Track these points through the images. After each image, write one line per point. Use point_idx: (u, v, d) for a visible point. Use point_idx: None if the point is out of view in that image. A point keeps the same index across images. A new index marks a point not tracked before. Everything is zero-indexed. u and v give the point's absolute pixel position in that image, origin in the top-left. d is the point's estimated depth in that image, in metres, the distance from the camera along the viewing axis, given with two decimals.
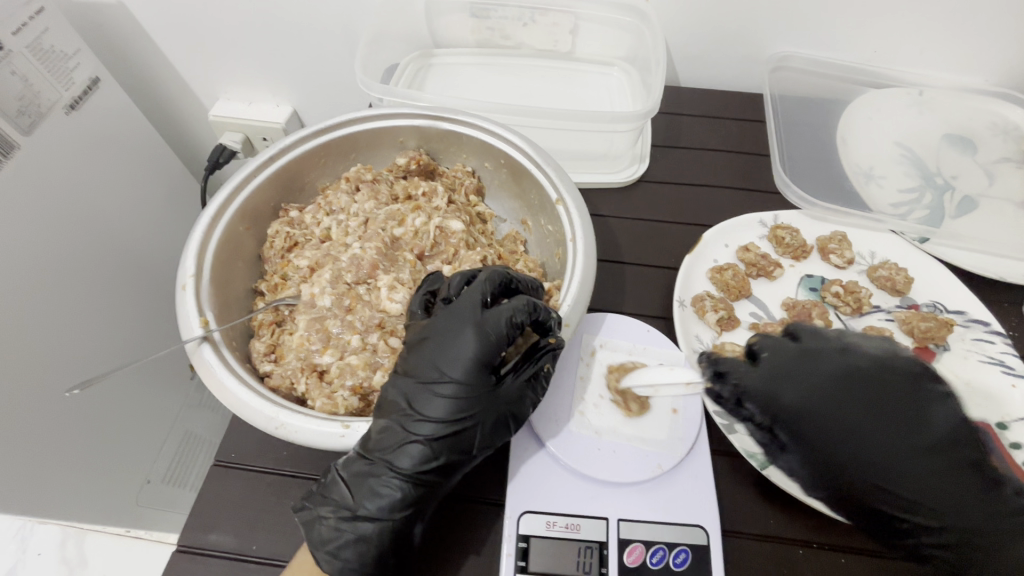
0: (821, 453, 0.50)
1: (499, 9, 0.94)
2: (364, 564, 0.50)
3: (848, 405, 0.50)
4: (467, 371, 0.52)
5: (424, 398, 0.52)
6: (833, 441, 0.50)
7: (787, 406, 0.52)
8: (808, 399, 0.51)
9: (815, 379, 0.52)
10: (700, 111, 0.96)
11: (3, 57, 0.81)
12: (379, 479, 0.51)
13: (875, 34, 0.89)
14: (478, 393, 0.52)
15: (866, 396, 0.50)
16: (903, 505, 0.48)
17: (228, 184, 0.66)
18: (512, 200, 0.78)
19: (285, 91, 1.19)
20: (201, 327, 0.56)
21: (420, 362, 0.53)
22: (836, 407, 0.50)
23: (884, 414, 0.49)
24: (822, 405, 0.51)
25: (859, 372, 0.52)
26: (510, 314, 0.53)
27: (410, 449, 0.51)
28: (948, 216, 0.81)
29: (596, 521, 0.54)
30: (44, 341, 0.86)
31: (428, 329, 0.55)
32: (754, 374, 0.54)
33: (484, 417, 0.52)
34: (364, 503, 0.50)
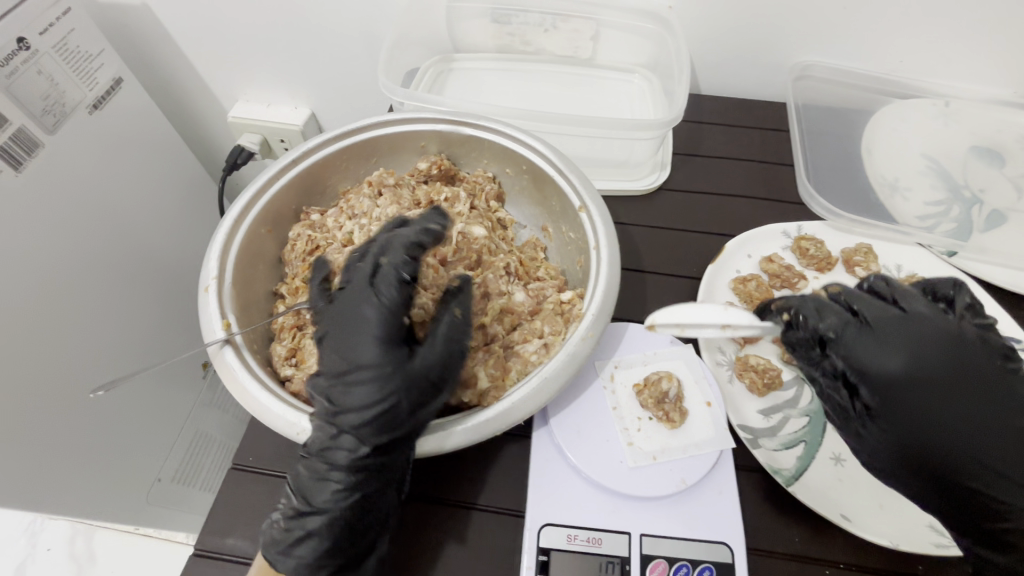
0: (921, 421, 0.52)
1: (521, 14, 0.94)
2: (320, 561, 0.49)
3: (942, 375, 0.52)
4: (374, 346, 0.51)
5: (340, 385, 0.51)
6: (932, 412, 0.52)
7: (887, 369, 0.53)
8: (913, 368, 0.53)
9: (918, 343, 0.54)
10: (722, 119, 0.95)
11: (30, 57, 0.82)
12: (318, 473, 0.50)
13: (902, 44, 0.88)
14: (386, 365, 0.50)
15: (962, 368, 0.53)
16: (995, 486, 0.50)
17: (251, 187, 0.66)
18: (533, 206, 0.77)
19: (303, 94, 1.19)
20: (223, 330, 0.55)
21: (333, 351, 0.52)
22: (931, 375, 0.52)
23: (975, 392, 0.52)
24: (921, 368, 0.53)
25: (958, 343, 0.54)
26: (393, 275, 0.54)
27: (338, 435, 0.50)
28: (976, 229, 0.79)
29: (619, 535, 0.53)
30: (59, 339, 0.86)
31: (330, 320, 0.54)
32: (860, 334, 0.55)
33: (398, 387, 0.50)
34: (312, 498, 0.50)
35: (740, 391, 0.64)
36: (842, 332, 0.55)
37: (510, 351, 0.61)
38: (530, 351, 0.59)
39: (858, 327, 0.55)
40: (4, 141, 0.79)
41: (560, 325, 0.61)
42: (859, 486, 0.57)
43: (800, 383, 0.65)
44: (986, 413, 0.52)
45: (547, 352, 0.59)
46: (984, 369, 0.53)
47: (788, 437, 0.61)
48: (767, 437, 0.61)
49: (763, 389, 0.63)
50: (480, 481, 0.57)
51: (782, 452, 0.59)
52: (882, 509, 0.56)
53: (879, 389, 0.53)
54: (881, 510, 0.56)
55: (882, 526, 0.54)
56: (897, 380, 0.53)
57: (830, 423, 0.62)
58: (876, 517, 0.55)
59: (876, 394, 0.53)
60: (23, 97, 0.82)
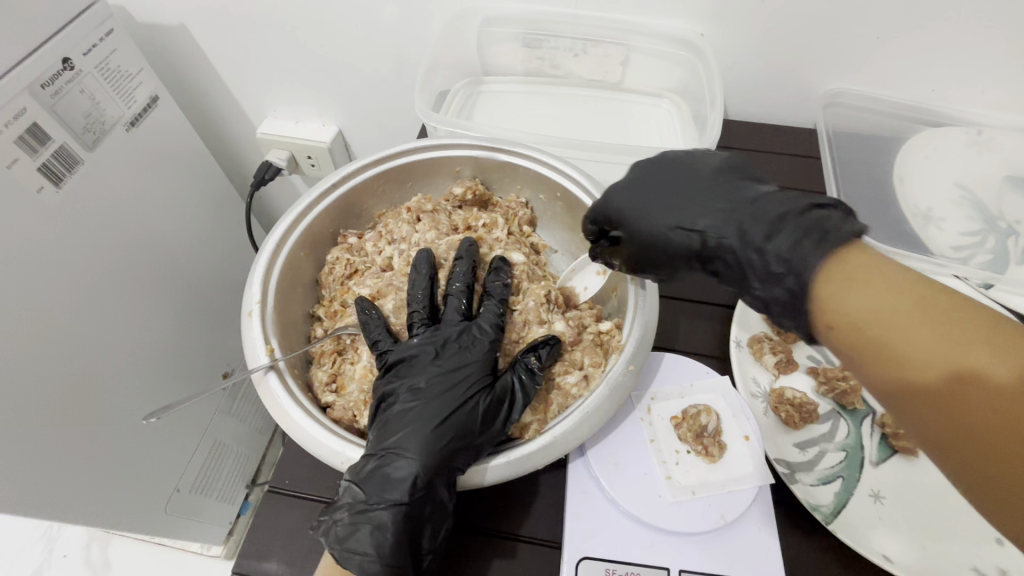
0: (650, 218, 0.55)
1: (552, 39, 0.95)
2: (383, 557, 0.49)
3: (647, 181, 0.57)
4: (469, 359, 0.57)
5: (431, 390, 0.55)
6: (648, 213, 0.55)
7: (613, 194, 0.58)
8: (627, 191, 0.58)
9: (633, 173, 0.59)
10: (751, 145, 0.95)
11: (74, 77, 0.84)
12: (390, 466, 0.51)
13: (935, 74, 0.87)
14: (475, 377, 0.56)
15: (673, 178, 0.56)
16: (749, 250, 0.48)
17: (292, 211, 0.67)
18: (565, 232, 0.78)
19: (332, 112, 1.21)
20: (267, 356, 0.56)
21: (422, 365, 0.57)
22: (640, 185, 0.57)
23: (684, 188, 0.55)
24: (635, 186, 0.58)
25: (672, 159, 0.59)
26: (490, 312, 0.62)
27: (419, 430, 0.52)
28: (1011, 262, 0.79)
29: (657, 571, 0.53)
30: (92, 353, 0.87)
31: (422, 342, 0.59)
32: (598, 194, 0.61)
33: (485, 400, 0.55)
34: (376, 492, 0.50)
35: (776, 424, 0.64)
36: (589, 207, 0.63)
37: (550, 382, 0.60)
38: (570, 383, 0.59)
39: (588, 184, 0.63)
40: (47, 158, 0.81)
41: (599, 356, 0.62)
42: (900, 525, 0.57)
43: (836, 417, 0.65)
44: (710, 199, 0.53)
45: (587, 385, 0.60)
46: (693, 166, 0.57)
47: (826, 472, 0.60)
48: (804, 471, 0.60)
49: (799, 423, 0.63)
50: (516, 510, 0.58)
51: (820, 487, 0.59)
52: (926, 551, 0.55)
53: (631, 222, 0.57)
54: (925, 551, 0.55)
55: (926, 568, 0.53)
56: (622, 206, 0.58)
57: (868, 460, 0.61)
58: (919, 559, 0.54)
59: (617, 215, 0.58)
60: (66, 115, 0.84)
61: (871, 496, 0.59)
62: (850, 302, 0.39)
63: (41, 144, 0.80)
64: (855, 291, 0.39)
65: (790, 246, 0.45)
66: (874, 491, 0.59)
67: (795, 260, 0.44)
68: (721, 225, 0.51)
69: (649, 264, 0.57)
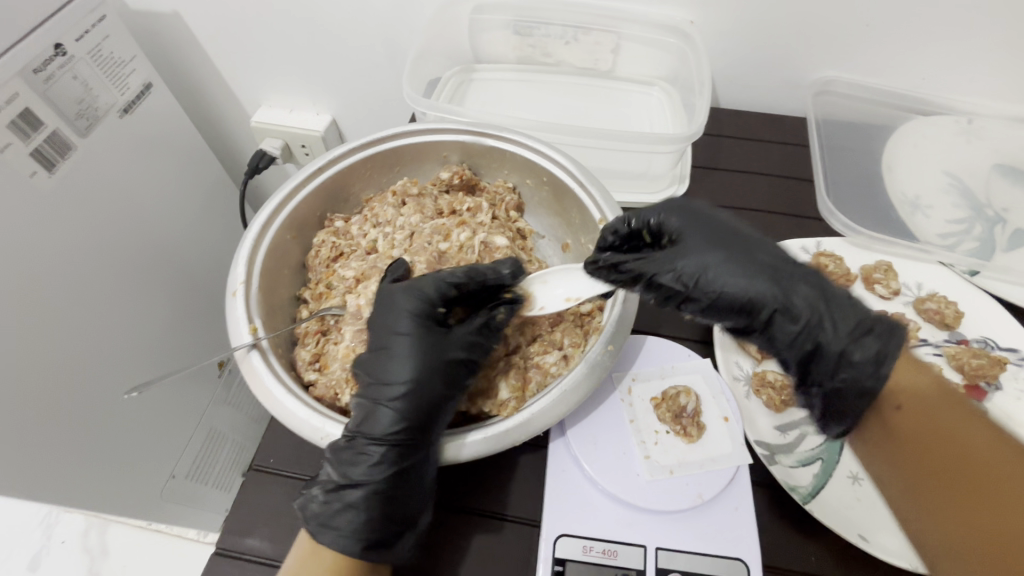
0: (714, 259, 0.54)
1: (542, 26, 0.95)
2: (358, 532, 0.51)
3: (714, 220, 0.58)
4: (414, 321, 0.56)
5: (384, 363, 0.55)
6: (717, 245, 0.55)
7: (681, 223, 0.58)
8: (693, 221, 0.58)
9: (688, 206, 0.60)
10: (741, 133, 0.95)
11: (66, 63, 0.84)
12: (357, 450, 0.52)
13: (926, 61, 0.87)
14: (426, 344, 0.55)
15: (736, 227, 0.58)
16: (813, 314, 0.53)
17: (278, 193, 0.68)
18: (552, 217, 0.79)
19: (326, 101, 1.21)
20: (250, 335, 0.57)
21: (374, 334, 0.57)
22: (707, 220, 0.58)
23: (748, 241, 0.57)
24: (700, 218, 0.58)
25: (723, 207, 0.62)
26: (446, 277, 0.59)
27: (380, 413, 0.53)
28: (998, 248, 0.79)
29: (634, 548, 0.53)
30: (84, 339, 0.88)
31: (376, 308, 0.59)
32: (656, 208, 0.61)
33: (439, 372, 0.54)
34: (348, 474, 0.52)
35: (758, 407, 0.64)
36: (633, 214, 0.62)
37: (530, 362, 0.62)
38: (550, 362, 0.61)
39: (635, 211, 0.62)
40: (39, 144, 0.81)
41: (579, 337, 0.63)
42: (879, 506, 0.57)
43: None
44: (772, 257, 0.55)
45: (567, 364, 0.61)
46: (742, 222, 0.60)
47: (805, 454, 0.61)
48: (784, 453, 0.60)
49: (780, 405, 0.63)
50: (497, 490, 0.58)
51: (799, 469, 0.59)
52: None
53: (689, 251, 0.55)
54: None
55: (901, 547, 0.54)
56: (684, 229, 0.58)
57: None
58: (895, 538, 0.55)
59: (687, 239, 0.56)
60: (58, 100, 0.84)
61: (849, 477, 0.59)
62: (923, 393, 0.50)
63: (33, 129, 0.80)
64: (930, 387, 0.50)
65: (856, 325, 0.52)
66: (854, 473, 0.60)
67: (880, 324, 0.52)
68: (795, 286, 0.53)
69: (700, 290, 0.54)
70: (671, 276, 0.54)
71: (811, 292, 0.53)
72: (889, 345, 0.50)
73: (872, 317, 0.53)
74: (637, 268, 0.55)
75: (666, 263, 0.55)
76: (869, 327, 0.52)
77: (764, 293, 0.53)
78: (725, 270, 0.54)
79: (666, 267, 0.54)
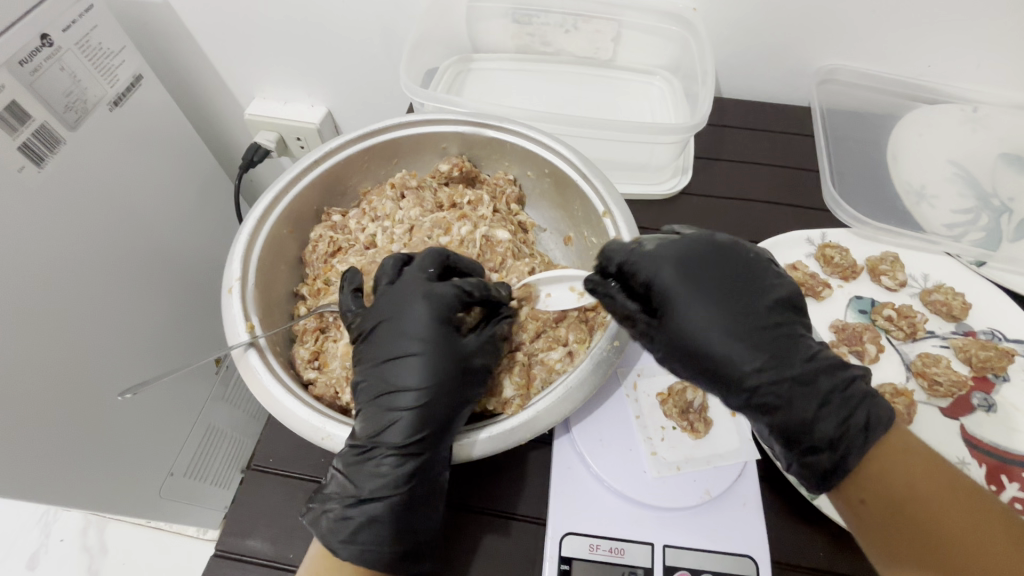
0: (689, 348, 0.51)
1: (541, 15, 0.93)
2: (381, 545, 0.50)
3: (706, 294, 0.51)
4: (433, 329, 0.54)
5: (398, 372, 0.52)
6: (707, 324, 0.50)
7: (669, 292, 0.51)
8: (681, 292, 0.51)
9: (683, 265, 0.52)
10: (743, 123, 0.94)
11: (53, 54, 0.82)
12: (376, 460, 0.51)
13: (932, 48, 0.85)
14: (445, 351, 0.53)
15: (733, 305, 0.51)
16: (772, 417, 0.50)
17: (274, 187, 0.66)
18: (554, 210, 0.78)
19: (322, 92, 1.19)
20: (247, 333, 0.56)
21: (383, 343, 0.54)
22: (699, 290, 0.51)
23: (735, 329, 0.50)
24: (689, 289, 0.51)
25: (733, 255, 0.53)
26: (458, 283, 0.56)
27: (397, 420, 0.51)
28: (1004, 239, 0.78)
29: (641, 546, 0.52)
30: (78, 338, 0.86)
31: (382, 313, 0.55)
32: (647, 263, 0.52)
33: (451, 386, 0.52)
34: (366, 486, 0.51)
35: None
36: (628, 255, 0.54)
37: (534, 358, 0.61)
38: (554, 359, 0.60)
39: (639, 250, 0.53)
40: (27, 137, 0.79)
41: (584, 333, 0.62)
42: None
43: None
44: (756, 353, 0.50)
45: (571, 361, 0.60)
46: (747, 289, 0.52)
47: None
48: None
49: None
50: (502, 488, 0.57)
51: None
52: None
53: (660, 335, 0.52)
54: None
55: None
56: (669, 300, 0.51)
57: None
58: None
59: (668, 317, 0.51)
60: (46, 92, 0.82)
61: None
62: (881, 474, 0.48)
63: (20, 122, 0.78)
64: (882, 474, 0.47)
65: (812, 442, 0.49)
66: None
67: (837, 447, 0.49)
68: (764, 389, 0.50)
69: (669, 366, 0.54)
70: (643, 347, 0.54)
71: (779, 398, 0.49)
72: (850, 457, 0.48)
73: (832, 443, 0.49)
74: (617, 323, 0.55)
75: (638, 333, 0.54)
76: (819, 450, 0.49)
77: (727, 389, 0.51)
78: (694, 360, 0.51)
79: (638, 337, 0.54)
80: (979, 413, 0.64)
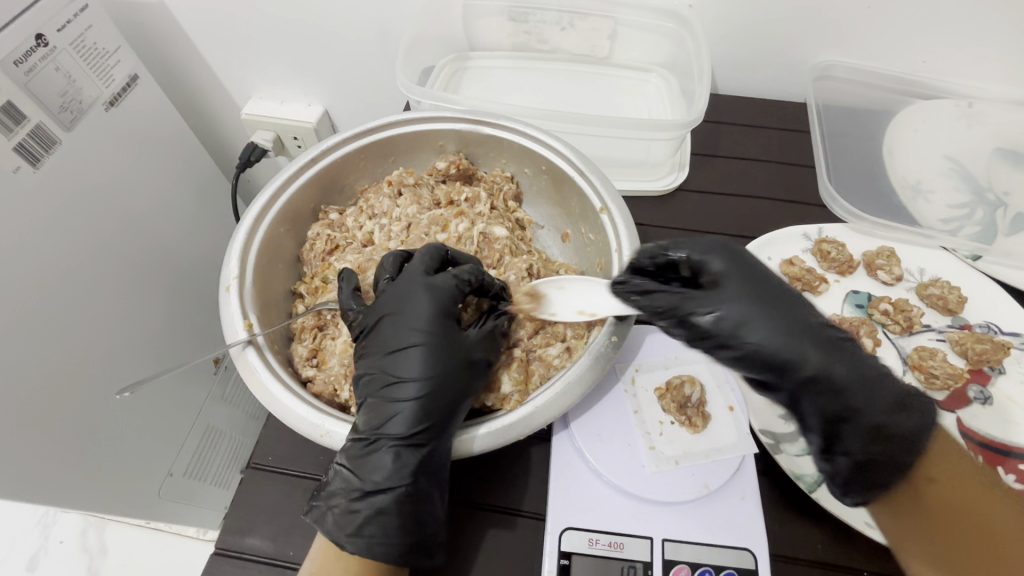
0: (765, 315, 0.50)
1: (537, 12, 0.93)
2: (388, 539, 0.50)
3: (758, 268, 0.53)
4: (434, 320, 0.54)
5: (400, 363, 0.53)
6: (770, 290, 0.51)
7: (727, 267, 0.53)
8: (738, 268, 0.53)
9: (729, 246, 0.55)
10: (740, 120, 0.94)
11: (49, 55, 0.82)
12: (380, 452, 0.51)
13: (927, 44, 0.86)
14: (446, 344, 0.54)
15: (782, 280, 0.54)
16: (848, 387, 0.49)
17: (272, 185, 0.66)
18: (551, 207, 0.78)
19: (318, 92, 1.19)
20: (245, 331, 0.56)
21: (385, 336, 0.55)
22: (752, 266, 0.53)
23: (795, 300, 0.52)
24: (745, 265, 0.53)
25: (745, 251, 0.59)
26: (458, 274, 0.57)
27: (400, 411, 0.51)
28: (1000, 233, 0.79)
29: (640, 541, 0.53)
30: (75, 338, 0.86)
31: (384, 306, 0.56)
32: (698, 244, 0.55)
33: (453, 376, 0.53)
34: (371, 479, 0.51)
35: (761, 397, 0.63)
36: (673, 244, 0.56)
37: (532, 354, 0.61)
38: (552, 355, 0.60)
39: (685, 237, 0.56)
40: (22, 137, 0.79)
41: (582, 329, 0.62)
42: None
43: None
44: (818, 321, 0.51)
45: (569, 356, 0.60)
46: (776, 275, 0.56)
47: None
48: (789, 442, 0.59)
49: None
50: (501, 484, 0.57)
51: (805, 457, 0.58)
52: None
53: (731, 304, 0.51)
54: None
55: None
56: (728, 274, 0.52)
57: None
58: None
59: (732, 287, 0.51)
60: (41, 92, 0.81)
61: None
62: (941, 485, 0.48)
63: (14, 122, 0.78)
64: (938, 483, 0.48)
65: (886, 407, 0.50)
66: None
67: (904, 406, 0.50)
68: (835, 354, 0.50)
69: (740, 344, 0.50)
70: (713, 324, 0.50)
71: (847, 362, 0.50)
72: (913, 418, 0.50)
73: (899, 403, 0.50)
74: (674, 304, 0.52)
75: (705, 307, 0.51)
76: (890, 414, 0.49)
77: (805, 358, 0.49)
78: (767, 326, 0.50)
79: (707, 312, 0.51)
80: (975, 405, 0.64)
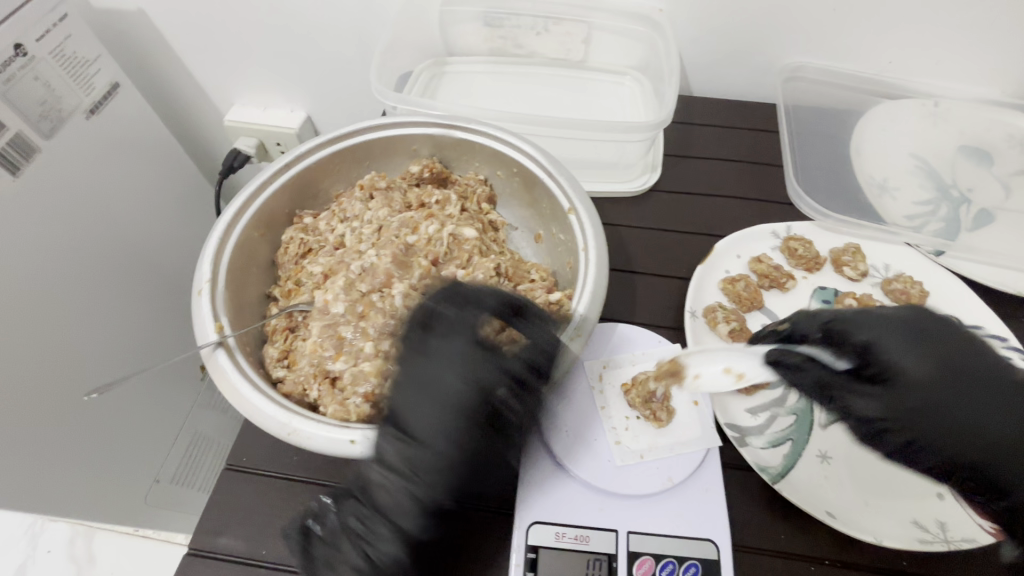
0: (934, 410, 0.50)
1: (511, 18, 0.95)
2: None
3: (940, 353, 0.51)
4: (407, 375, 0.52)
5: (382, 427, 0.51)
6: (934, 380, 0.50)
7: (898, 356, 0.51)
8: (912, 358, 0.51)
9: (895, 323, 0.52)
10: (712, 120, 0.96)
11: (28, 63, 0.82)
12: (375, 524, 0.50)
13: (892, 44, 0.88)
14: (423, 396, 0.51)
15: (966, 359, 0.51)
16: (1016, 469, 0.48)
17: (246, 191, 0.67)
18: (524, 208, 0.79)
19: (300, 98, 1.20)
20: (216, 333, 0.57)
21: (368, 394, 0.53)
22: (928, 351, 0.51)
23: (969, 382, 0.50)
24: (924, 351, 0.51)
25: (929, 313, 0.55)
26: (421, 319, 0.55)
27: (389, 483, 0.50)
28: (963, 229, 0.80)
29: (605, 533, 0.54)
30: (56, 344, 0.86)
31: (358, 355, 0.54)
32: (860, 325, 0.53)
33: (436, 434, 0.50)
34: (375, 552, 0.49)
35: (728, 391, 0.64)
36: (839, 320, 0.55)
37: None
38: None
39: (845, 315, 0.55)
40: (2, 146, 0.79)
41: None
42: (847, 484, 0.58)
43: None
44: (988, 401, 0.49)
45: None
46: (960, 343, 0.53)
47: (775, 435, 0.61)
48: (754, 435, 0.61)
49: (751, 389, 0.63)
50: None
51: (769, 450, 0.59)
52: (867, 507, 0.56)
53: (892, 397, 0.51)
54: (866, 507, 0.56)
55: (866, 523, 0.55)
56: (897, 364, 0.51)
57: (816, 421, 0.62)
58: (861, 514, 0.56)
59: (900, 381, 0.51)
60: (20, 101, 0.82)
61: (818, 457, 0.59)
62: None
63: None
64: None
65: None
66: (823, 451, 0.60)
67: None
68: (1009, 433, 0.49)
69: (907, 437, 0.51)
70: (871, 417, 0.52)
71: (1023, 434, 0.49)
72: None
73: None
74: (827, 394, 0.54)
75: (863, 400, 0.52)
76: None
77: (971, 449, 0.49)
78: (937, 419, 0.50)
79: (865, 404, 0.52)
80: None
